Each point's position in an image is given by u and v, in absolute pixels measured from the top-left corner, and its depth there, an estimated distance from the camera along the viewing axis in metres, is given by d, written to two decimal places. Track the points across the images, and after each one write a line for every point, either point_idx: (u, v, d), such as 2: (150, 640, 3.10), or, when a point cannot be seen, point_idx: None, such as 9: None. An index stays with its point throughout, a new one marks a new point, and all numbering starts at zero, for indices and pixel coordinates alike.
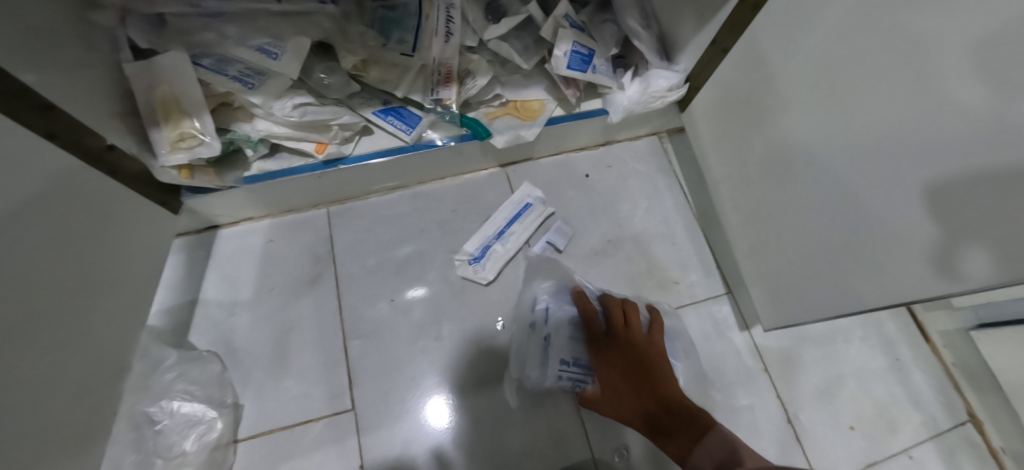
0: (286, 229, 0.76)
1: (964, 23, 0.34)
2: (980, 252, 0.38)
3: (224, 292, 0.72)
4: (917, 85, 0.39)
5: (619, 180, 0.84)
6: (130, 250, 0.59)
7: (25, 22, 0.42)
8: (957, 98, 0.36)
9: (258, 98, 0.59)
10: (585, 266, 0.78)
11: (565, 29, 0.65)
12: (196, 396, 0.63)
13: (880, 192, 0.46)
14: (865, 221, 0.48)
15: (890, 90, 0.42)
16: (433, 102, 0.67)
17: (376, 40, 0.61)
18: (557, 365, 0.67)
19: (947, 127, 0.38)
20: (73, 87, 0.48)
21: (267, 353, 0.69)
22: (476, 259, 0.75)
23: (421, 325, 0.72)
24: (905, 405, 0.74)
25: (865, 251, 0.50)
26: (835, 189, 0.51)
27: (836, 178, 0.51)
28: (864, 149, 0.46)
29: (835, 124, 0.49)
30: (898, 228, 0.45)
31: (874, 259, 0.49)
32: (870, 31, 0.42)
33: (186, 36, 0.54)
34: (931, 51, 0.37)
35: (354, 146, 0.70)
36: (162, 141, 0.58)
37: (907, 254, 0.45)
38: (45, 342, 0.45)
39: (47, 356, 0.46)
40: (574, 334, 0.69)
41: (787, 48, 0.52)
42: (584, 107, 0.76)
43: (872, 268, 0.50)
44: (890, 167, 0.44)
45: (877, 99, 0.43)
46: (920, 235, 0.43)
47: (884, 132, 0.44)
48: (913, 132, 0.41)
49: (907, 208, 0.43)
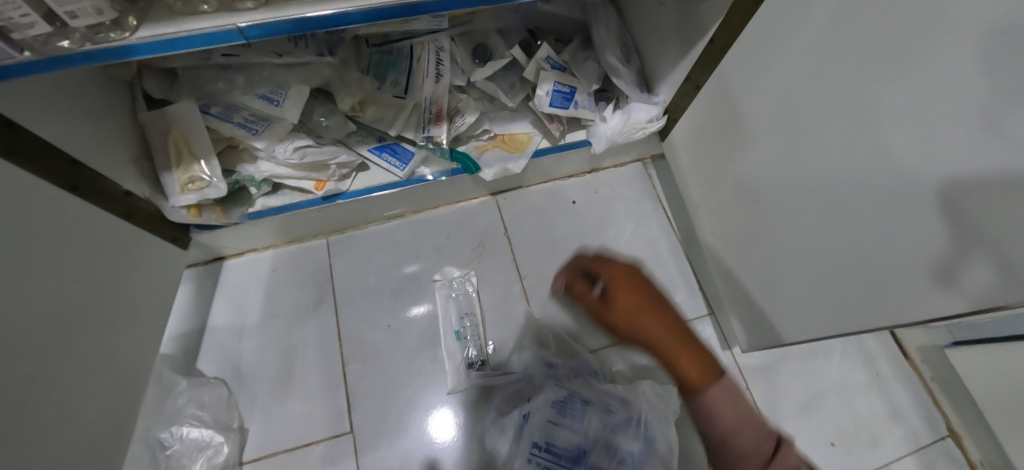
0: (288, 258, 0.80)
1: (896, 79, 0.37)
2: (942, 285, 0.39)
3: (230, 318, 0.76)
4: (857, 129, 0.42)
5: (606, 204, 0.87)
6: (146, 284, 0.64)
7: (49, 89, 0.46)
8: (887, 155, 0.40)
9: (262, 142, 0.64)
10: (540, 296, 0.80)
11: (547, 71, 0.69)
12: (204, 421, 0.67)
13: (832, 227, 0.49)
14: (834, 253, 0.50)
15: (835, 131, 0.45)
16: (425, 140, 0.71)
17: (372, 83, 0.66)
18: (528, 447, 0.63)
19: (883, 173, 0.41)
20: (89, 139, 0.52)
21: (271, 377, 0.73)
22: (458, 338, 0.75)
23: (416, 348, 0.75)
24: (884, 419, 0.77)
25: (827, 279, 0.52)
26: (795, 220, 0.55)
27: (796, 209, 0.54)
28: (817, 185, 0.50)
29: (792, 162, 0.52)
30: (868, 261, 0.46)
31: (851, 288, 0.50)
32: (811, 78, 0.46)
33: (198, 87, 0.59)
34: (872, 101, 0.40)
35: (352, 181, 0.74)
36: (174, 183, 0.62)
37: (863, 287, 0.48)
38: (64, 383, 0.49)
39: (68, 387, 0.50)
40: (554, 416, 0.65)
41: (751, 89, 0.56)
42: (569, 138, 0.79)
43: (830, 297, 0.53)
44: (848, 202, 0.46)
45: (823, 143, 0.47)
46: (876, 266, 0.46)
47: (835, 169, 0.46)
48: (858, 174, 0.44)
49: (859, 241, 0.46)
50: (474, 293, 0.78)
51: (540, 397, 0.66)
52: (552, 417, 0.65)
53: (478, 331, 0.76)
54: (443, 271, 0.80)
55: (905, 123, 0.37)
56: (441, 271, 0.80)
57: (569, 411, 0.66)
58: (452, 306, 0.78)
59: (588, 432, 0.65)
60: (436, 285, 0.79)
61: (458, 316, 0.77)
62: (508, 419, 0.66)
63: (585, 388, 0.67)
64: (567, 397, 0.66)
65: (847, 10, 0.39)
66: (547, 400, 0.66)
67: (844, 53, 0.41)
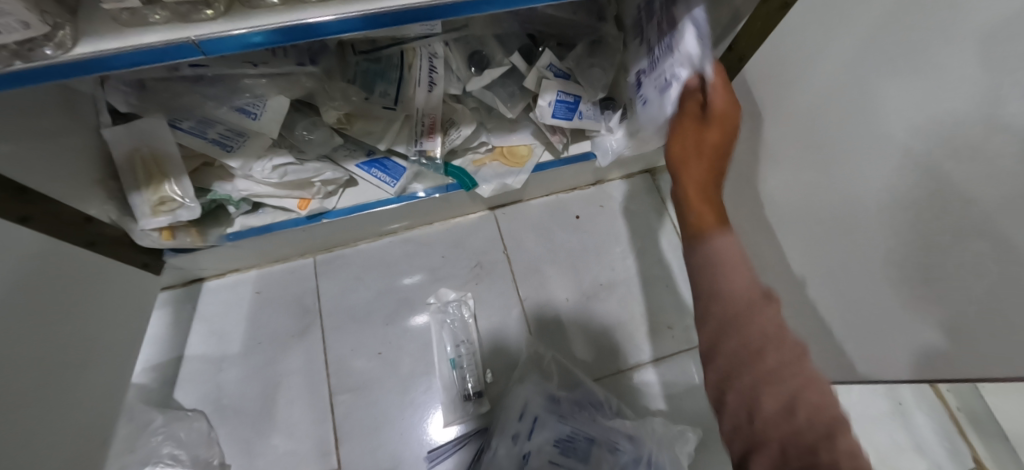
0: (272, 280, 0.75)
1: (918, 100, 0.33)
2: (929, 287, 0.36)
3: (210, 347, 0.71)
4: (880, 154, 0.38)
5: (611, 219, 0.82)
6: (113, 318, 0.59)
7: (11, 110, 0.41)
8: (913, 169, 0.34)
9: (237, 162, 0.59)
10: (540, 319, 0.75)
11: (549, 80, 0.64)
12: (181, 460, 0.64)
13: (857, 258, 0.44)
14: (853, 275, 0.45)
15: (859, 153, 0.40)
16: (416, 154, 0.66)
17: (359, 95, 0.60)
18: None
19: (902, 195, 0.36)
20: (47, 161, 0.47)
21: (254, 410, 0.68)
22: (453, 365, 0.71)
23: (409, 378, 0.70)
24: (907, 452, 0.72)
25: (861, 317, 0.46)
26: (819, 253, 0.49)
27: (819, 244, 0.49)
28: (846, 219, 0.44)
29: (821, 194, 0.47)
30: (885, 290, 0.42)
31: (862, 309, 0.46)
32: (834, 96, 0.41)
33: (167, 101, 0.52)
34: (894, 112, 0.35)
35: (338, 198, 0.69)
36: (143, 205, 0.57)
37: (891, 323, 0.42)
38: (23, 431, 0.45)
39: (28, 444, 0.45)
40: (558, 457, 0.61)
41: (776, 100, 0.50)
42: (574, 150, 0.75)
43: (867, 333, 0.45)
44: (868, 226, 0.41)
45: (849, 165, 0.41)
46: (905, 300, 0.39)
47: (855, 192, 0.42)
48: (885, 206, 0.38)
49: (887, 275, 0.40)
50: (473, 319, 0.74)
51: (542, 435, 0.63)
52: (555, 457, 0.61)
53: (475, 358, 0.71)
54: (438, 293, 0.75)
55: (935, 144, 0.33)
56: (435, 291, 0.76)
57: (574, 452, 0.62)
58: (447, 334, 0.73)
59: None
60: (430, 308, 0.74)
61: (454, 343, 0.72)
62: (505, 457, 0.62)
63: (592, 425, 0.63)
64: (571, 435, 0.63)
65: (884, 25, 0.34)
66: (551, 443, 0.62)
67: (870, 75, 0.37)
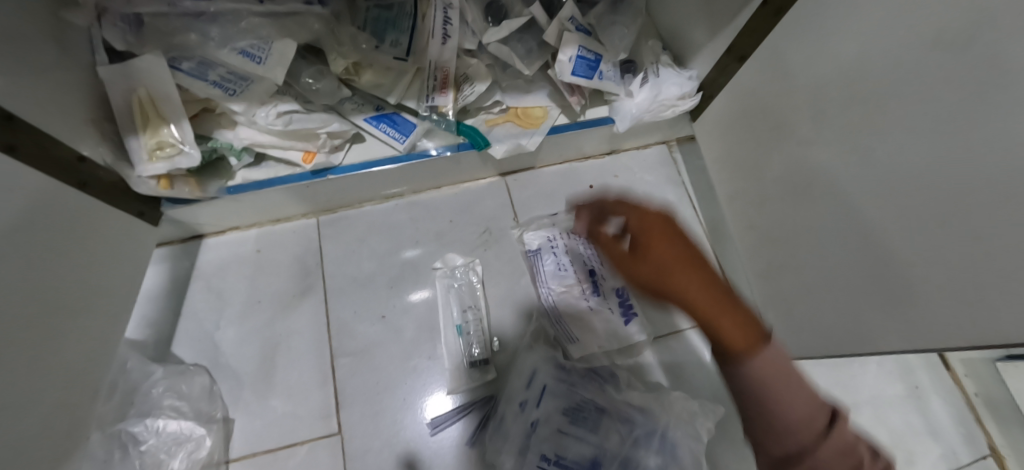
0: (273, 239, 0.73)
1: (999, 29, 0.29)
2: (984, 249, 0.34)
3: (209, 304, 0.69)
4: (943, 118, 0.34)
5: (624, 190, 0.79)
6: (107, 268, 0.56)
7: None
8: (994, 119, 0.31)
9: (240, 105, 0.56)
10: None
11: (571, 33, 0.61)
12: (183, 412, 0.60)
13: (898, 223, 0.41)
14: (889, 251, 0.43)
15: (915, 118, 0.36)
16: (428, 109, 0.63)
17: (369, 42, 0.57)
18: (536, 460, 0.59)
19: (972, 147, 0.33)
20: (36, 90, 0.44)
21: (252, 368, 0.66)
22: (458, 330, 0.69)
23: (412, 342, 0.68)
24: (922, 436, 0.70)
25: (890, 289, 0.44)
26: (848, 222, 0.47)
27: (847, 211, 0.47)
28: (889, 185, 0.41)
29: (855, 158, 0.44)
30: (928, 267, 0.39)
31: (892, 283, 0.44)
32: (892, 54, 0.37)
33: (167, 37, 0.50)
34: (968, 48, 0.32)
35: (345, 154, 0.66)
36: (140, 150, 0.54)
37: (934, 296, 0.40)
38: (19, 372, 0.42)
39: (23, 388, 0.43)
40: (567, 421, 0.60)
41: (810, 53, 0.47)
42: (589, 114, 0.71)
43: (898, 305, 0.44)
44: (922, 194, 0.38)
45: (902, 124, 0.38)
46: (944, 263, 0.38)
47: (910, 159, 0.38)
48: (944, 168, 0.35)
49: (935, 239, 0.38)
50: (480, 285, 0.72)
51: (549, 404, 0.61)
52: (564, 425, 0.60)
53: (481, 326, 0.69)
54: (444, 258, 0.73)
55: (1009, 106, 0.29)
56: (441, 255, 0.73)
57: (583, 420, 0.60)
58: (453, 298, 0.71)
59: (604, 445, 0.59)
60: (437, 273, 0.72)
61: (461, 308, 0.70)
62: (511, 424, 0.61)
63: (599, 394, 0.62)
64: (579, 404, 0.61)
65: None
66: (557, 411, 0.61)
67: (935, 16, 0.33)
